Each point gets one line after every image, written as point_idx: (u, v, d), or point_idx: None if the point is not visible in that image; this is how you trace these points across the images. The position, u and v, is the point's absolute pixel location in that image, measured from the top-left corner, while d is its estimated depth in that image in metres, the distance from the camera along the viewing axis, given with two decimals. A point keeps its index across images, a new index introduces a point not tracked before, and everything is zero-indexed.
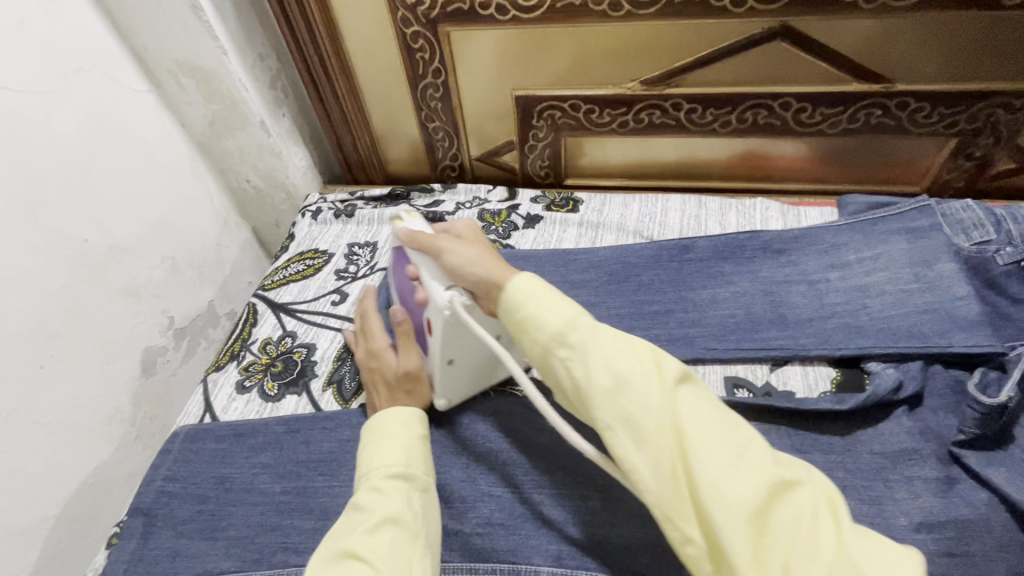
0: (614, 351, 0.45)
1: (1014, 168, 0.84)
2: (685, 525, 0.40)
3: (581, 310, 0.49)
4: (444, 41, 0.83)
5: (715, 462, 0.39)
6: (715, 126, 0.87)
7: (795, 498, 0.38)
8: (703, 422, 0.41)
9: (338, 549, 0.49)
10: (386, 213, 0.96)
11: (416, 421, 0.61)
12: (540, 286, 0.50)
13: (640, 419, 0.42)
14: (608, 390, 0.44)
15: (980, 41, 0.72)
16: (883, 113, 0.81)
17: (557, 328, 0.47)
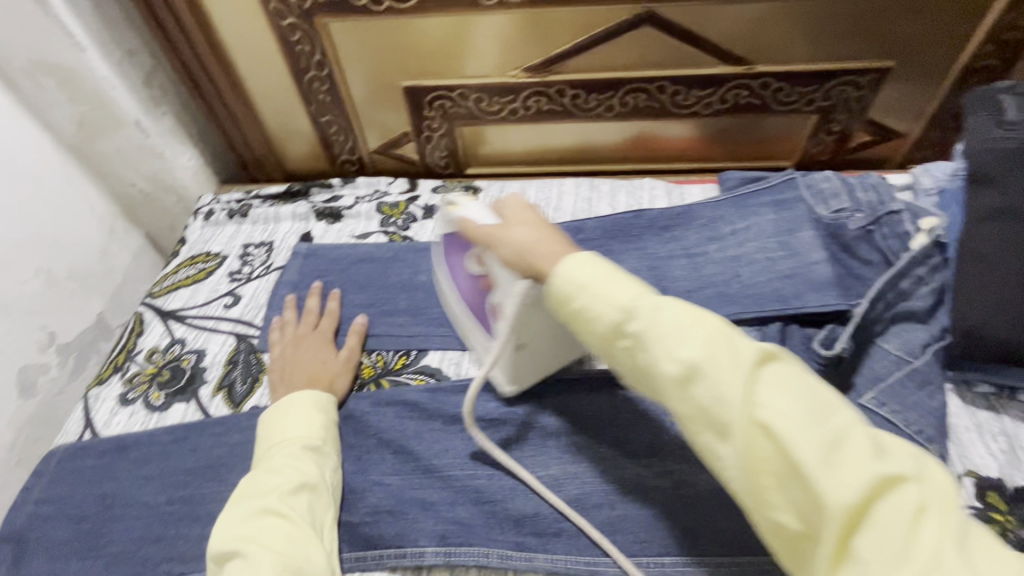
0: (675, 330, 0.42)
1: (868, 140, 0.91)
2: (772, 507, 0.38)
3: (640, 292, 0.45)
4: (322, 33, 0.82)
5: (805, 441, 0.36)
6: (600, 110, 0.90)
7: (897, 478, 0.35)
8: (785, 406, 0.38)
9: (259, 505, 0.52)
10: (282, 210, 0.94)
11: (329, 405, 0.65)
12: (593, 270, 0.46)
13: (710, 407, 0.40)
14: (677, 379, 0.41)
15: (823, 24, 0.77)
16: (749, 93, 0.86)
17: (613, 318, 0.44)
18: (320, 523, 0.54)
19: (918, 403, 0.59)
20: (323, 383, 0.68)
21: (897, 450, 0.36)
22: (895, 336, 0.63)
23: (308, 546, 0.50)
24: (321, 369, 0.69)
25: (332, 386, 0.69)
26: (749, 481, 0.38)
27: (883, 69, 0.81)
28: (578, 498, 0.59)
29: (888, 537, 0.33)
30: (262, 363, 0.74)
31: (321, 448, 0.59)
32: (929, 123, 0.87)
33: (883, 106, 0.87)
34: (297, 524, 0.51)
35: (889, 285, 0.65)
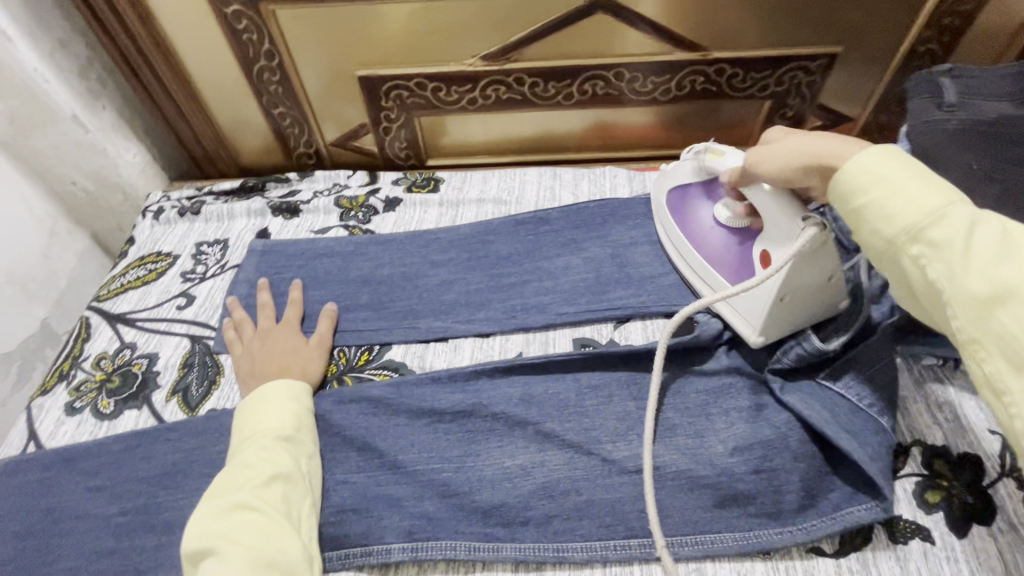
0: (973, 242, 0.40)
1: (820, 125, 0.94)
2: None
3: (931, 198, 0.42)
4: (270, 21, 0.79)
5: (1019, 319, 0.37)
6: (560, 98, 0.89)
7: None
8: None
9: (231, 501, 0.51)
10: (236, 207, 0.91)
11: (303, 393, 0.64)
12: (880, 166, 0.45)
13: (1013, 331, 0.37)
14: (980, 299, 0.39)
15: (773, 10, 0.79)
16: (705, 80, 0.87)
17: (910, 225, 0.42)
18: (298, 513, 0.54)
19: (871, 377, 0.60)
20: (296, 369, 0.67)
21: None
22: None
23: (284, 539, 0.50)
24: (292, 358, 0.68)
25: (305, 373, 0.68)
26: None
27: (831, 54, 0.83)
28: (544, 486, 0.59)
29: None
30: (219, 365, 0.72)
31: (294, 437, 0.58)
32: (876, 108, 0.90)
33: (832, 91, 0.89)
34: (272, 516, 0.51)
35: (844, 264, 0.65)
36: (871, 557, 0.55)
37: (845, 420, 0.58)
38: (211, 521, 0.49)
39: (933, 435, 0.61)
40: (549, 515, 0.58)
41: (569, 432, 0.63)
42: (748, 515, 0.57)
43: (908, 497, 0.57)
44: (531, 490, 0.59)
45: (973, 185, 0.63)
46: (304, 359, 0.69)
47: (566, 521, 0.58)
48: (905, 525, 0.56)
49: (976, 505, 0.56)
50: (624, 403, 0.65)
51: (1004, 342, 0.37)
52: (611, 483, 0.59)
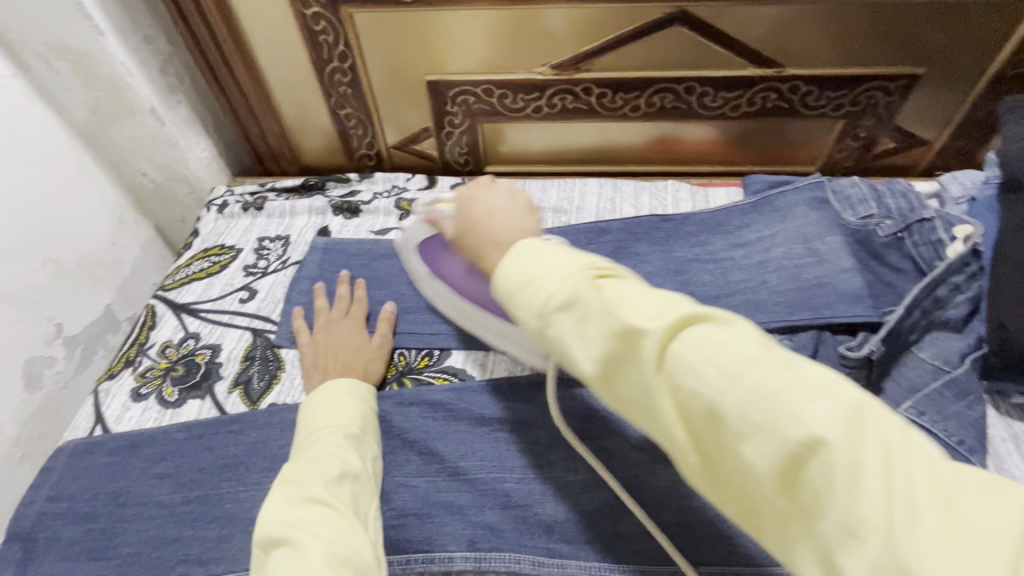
0: (558, 321, 0.41)
1: (893, 147, 0.91)
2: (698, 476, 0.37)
3: (532, 280, 0.42)
4: (347, 22, 0.80)
5: (635, 386, 0.38)
6: (625, 110, 0.89)
7: (715, 396, 0.34)
8: (704, 377, 0.35)
9: (302, 495, 0.48)
10: (299, 205, 0.92)
11: (366, 392, 0.64)
12: (513, 265, 0.44)
13: (634, 394, 0.39)
14: (599, 377, 0.40)
15: (858, 28, 0.77)
16: (777, 97, 0.85)
17: (534, 324, 0.42)
18: (364, 517, 0.51)
19: (955, 411, 0.59)
20: (356, 341, 0.71)
21: (705, 368, 0.35)
22: (931, 344, 0.63)
23: (356, 538, 0.46)
24: (355, 357, 0.69)
25: (366, 375, 0.68)
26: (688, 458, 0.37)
27: (913, 75, 0.81)
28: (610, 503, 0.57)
29: (837, 465, 0.31)
30: (280, 360, 0.72)
31: (359, 436, 0.57)
32: (955, 132, 0.87)
33: (910, 113, 0.86)
34: (344, 514, 0.48)
35: (927, 293, 0.63)
36: None
37: None
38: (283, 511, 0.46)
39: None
40: (615, 534, 0.55)
41: None
42: None
43: None
44: (597, 507, 0.57)
45: None
46: (365, 359, 0.69)
47: (631, 542, 0.55)
48: None
49: None
50: None
51: (641, 408, 0.39)
52: None
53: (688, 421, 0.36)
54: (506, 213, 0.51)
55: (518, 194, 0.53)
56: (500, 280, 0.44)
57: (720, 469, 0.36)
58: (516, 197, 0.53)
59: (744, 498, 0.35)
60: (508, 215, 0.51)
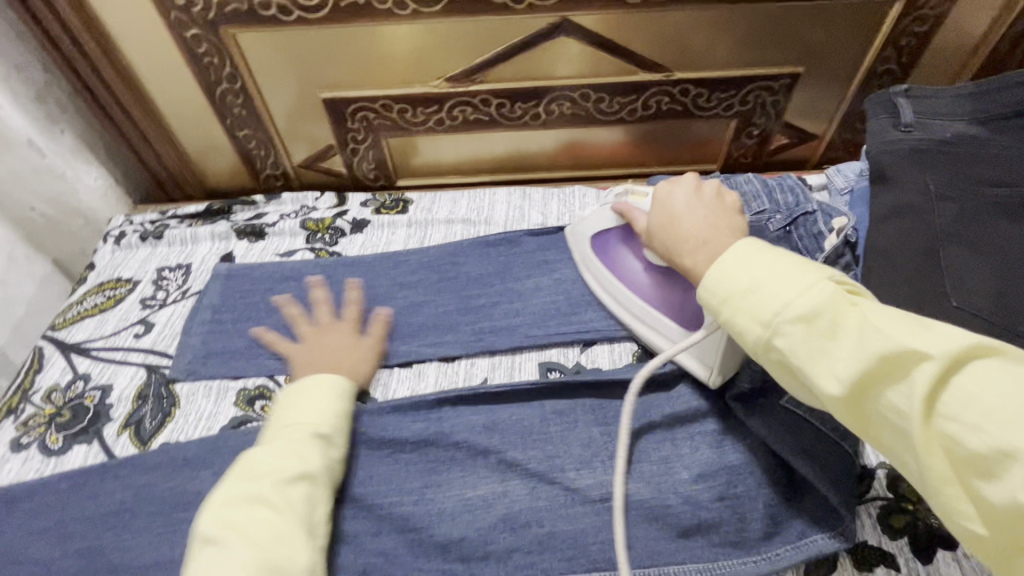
0: (834, 350, 0.39)
1: (787, 142, 0.94)
2: (963, 516, 0.34)
3: (787, 302, 0.41)
4: (229, 43, 0.78)
5: (895, 407, 0.36)
6: (527, 119, 0.89)
7: (989, 430, 0.32)
8: (990, 409, 0.33)
9: (247, 492, 0.49)
10: (200, 231, 0.89)
11: (348, 391, 0.62)
12: (740, 272, 0.44)
13: (893, 416, 0.37)
14: (843, 399, 0.38)
15: (736, 31, 0.79)
16: (670, 100, 0.87)
17: (758, 335, 0.42)
18: (313, 519, 0.51)
19: None
20: (343, 347, 0.69)
21: (993, 399, 0.33)
22: None
23: (292, 543, 0.47)
24: (348, 358, 0.68)
25: (355, 375, 0.67)
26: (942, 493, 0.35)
27: (793, 74, 0.84)
28: (506, 516, 0.58)
29: None
30: (174, 397, 0.70)
31: (332, 438, 0.57)
32: (841, 125, 0.91)
33: (797, 109, 0.90)
34: (284, 518, 0.49)
35: None
36: None
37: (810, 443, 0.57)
38: (227, 512, 0.48)
39: None
40: (511, 548, 0.56)
41: (531, 460, 0.61)
42: (712, 544, 0.56)
43: (872, 523, 0.56)
44: (492, 523, 0.57)
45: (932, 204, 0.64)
46: (356, 359, 0.69)
47: (527, 554, 0.56)
48: (870, 551, 0.55)
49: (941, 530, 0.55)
50: (588, 428, 0.64)
51: (897, 434, 0.37)
52: (575, 512, 0.58)
53: (956, 455, 0.34)
54: (699, 205, 0.54)
55: (701, 185, 0.56)
56: (708, 276, 0.46)
57: (976, 501, 0.33)
58: (704, 188, 0.56)
59: (1011, 539, 0.32)
60: (698, 207, 0.54)
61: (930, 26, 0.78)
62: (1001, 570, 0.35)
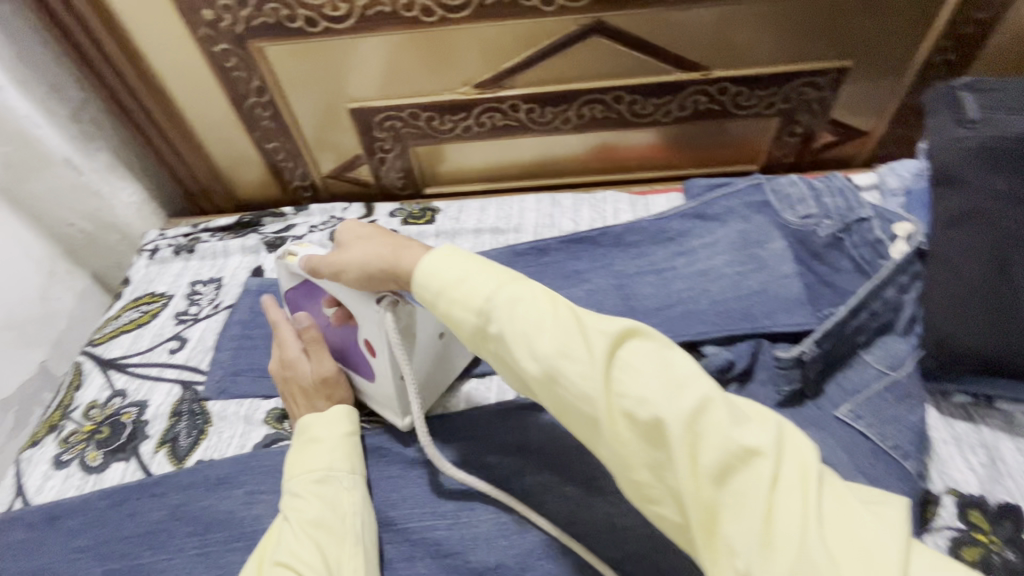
0: (541, 329, 0.40)
1: (833, 140, 0.89)
2: (656, 498, 0.37)
3: (498, 287, 0.42)
4: (257, 57, 0.78)
5: (577, 386, 0.38)
6: (557, 123, 0.86)
7: (659, 406, 0.36)
8: (647, 390, 0.36)
9: (271, 559, 0.50)
10: (231, 244, 0.89)
11: (343, 418, 0.61)
12: (451, 263, 0.44)
13: (577, 399, 0.38)
14: (542, 380, 0.39)
15: (779, 26, 0.75)
16: (708, 100, 0.83)
17: (472, 322, 0.42)
18: (339, 564, 0.50)
19: (895, 416, 0.57)
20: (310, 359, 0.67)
21: (668, 372, 0.37)
22: (879, 348, 0.62)
23: None
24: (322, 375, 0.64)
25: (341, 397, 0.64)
26: (636, 474, 0.37)
27: (841, 68, 0.79)
28: (546, 543, 0.55)
29: (749, 479, 0.33)
30: (208, 414, 0.70)
31: (325, 476, 0.56)
32: (893, 120, 0.85)
33: (843, 105, 0.84)
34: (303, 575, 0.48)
35: (875, 293, 0.62)
36: None
37: (863, 464, 0.54)
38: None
39: (967, 483, 0.57)
40: None
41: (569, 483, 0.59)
42: None
43: None
44: (528, 549, 0.55)
45: (1004, 207, 0.59)
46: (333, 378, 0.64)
47: None
48: None
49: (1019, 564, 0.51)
50: None
51: (590, 418, 0.38)
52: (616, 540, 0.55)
53: (642, 435, 0.36)
54: (369, 242, 0.51)
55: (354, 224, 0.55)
56: (427, 269, 0.45)
57: (661, 480, 0.36)
58: (352, 226, 0.54)
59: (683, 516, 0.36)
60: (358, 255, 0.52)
61: (996, 11, 0.72)
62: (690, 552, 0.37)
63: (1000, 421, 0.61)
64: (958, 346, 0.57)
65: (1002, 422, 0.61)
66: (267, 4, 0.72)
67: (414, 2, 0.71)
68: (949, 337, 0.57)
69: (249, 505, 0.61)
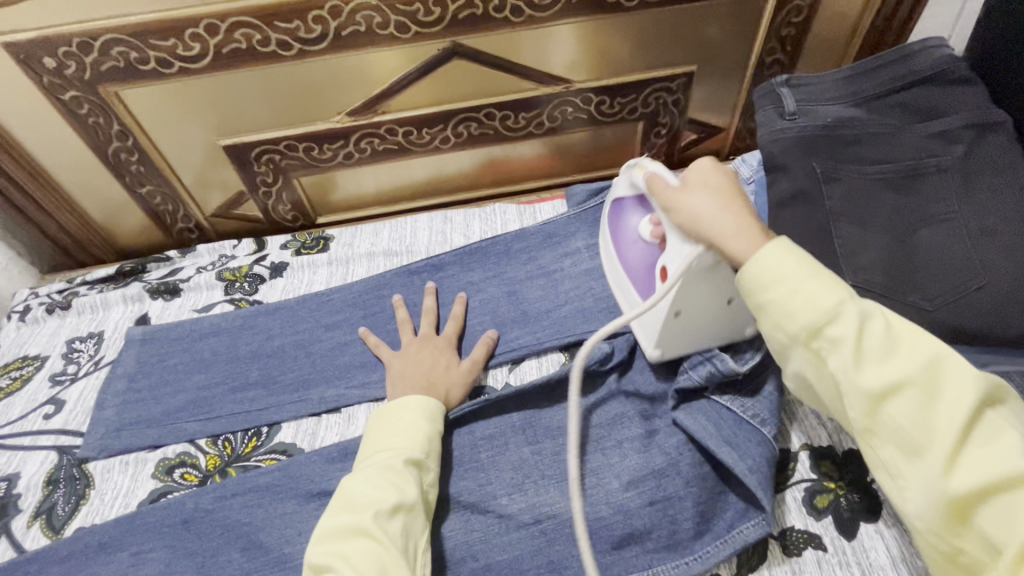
0: (892, 354, 0.39)
1: (696, 137, 0.96)
2: (957, 543, 0.36)
3: (849, 300, 0.41)
4: (113, 102, 0.76)
5: (908, 413, 0.37)
6: (437, 143, 0.89)
7: (987, 456, 0.35)
8: (1013, 447, 0.35)
9: (351, 525, 0.48)
10: (111, 295, 0.85)
11: (434, 412, 0.61)
12: (773, 262, 0.43)
13: (917, 429, 0.37)
14: (873, 395, 0.38)
15: (624, 39, 0.81)
16: (575, 110, 0.88)
17: (806, 324, 0.41)
18: (411, 547, 0.50)
19: (751, 386, 0.61)
20: (443, 363, 0.69)
21: (984, 420, 0.36)
22: None
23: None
24: (441, 373, 0.67)
25: (448, 393, 0.66)
26: (925, 515, 0.37)
27: (688, 73, 0.86)
28: (441, 554, 0.56)
29: None
30: (88, 477, 0.66)
31: (422, 462, 0.55)
32: (743, 115, 0.94)
33: (698, 105, 0.92)
34: (390, 547, 0.47)
35: None
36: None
37: (729, 434, 0.58)
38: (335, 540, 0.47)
39: (818, 437, 0.61)
40: None
41: (464, 492, 0.60)
42: (647, 551, 0.56)
43: (797, 506, 0.58)
44: None
45: (821, 187, 0.66)
46: (453, 377, 0.67)
47: None
48: (797, 536, 0.56)
49: (861, 502, 0.57)
50: (520, 451, 0.63)
51: (895, 437, 0.38)
52: (509, 540, 0.57)
53: (915, 451, 0.37)
54: (710, 194, 0.49)
55: (710, 167, 0.51)
56: (759, 263, 0.43)
57: (958, 521, 0.36)
58: (723, 171, 0.51)
59: (964, 559, 0.36)
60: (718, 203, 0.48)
61: (806, 15, 0.82)
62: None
63: None
64: None
65: None
66: (114, 48, 0.71)
67: (268, 37, 0.72)
68: None
69: (133, 566, 0.58)
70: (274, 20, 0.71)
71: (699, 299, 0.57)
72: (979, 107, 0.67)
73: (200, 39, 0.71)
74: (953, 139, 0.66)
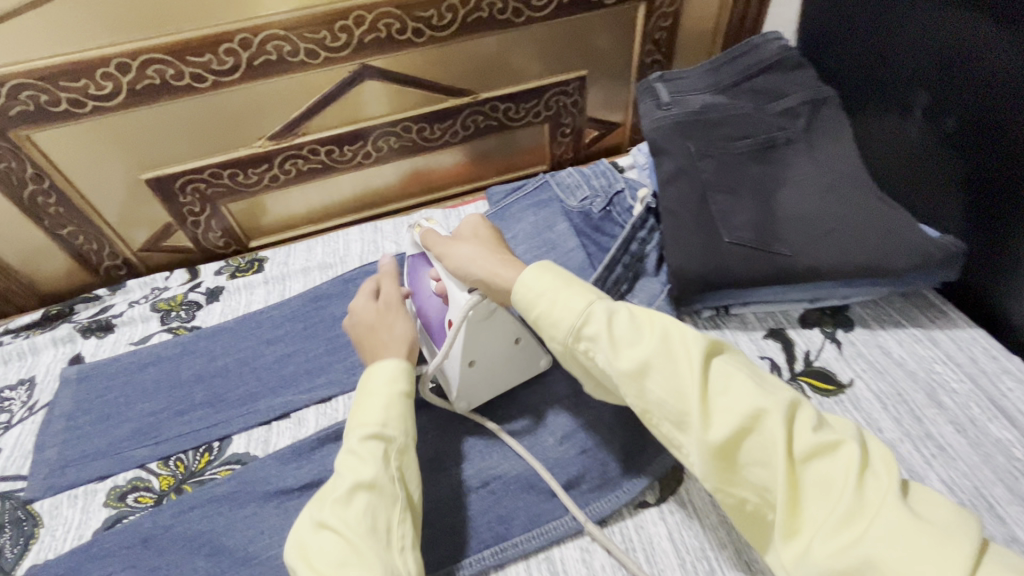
0: (635, 340, 0.50)
1: (598, 134, 1.07)
2: (735, 486, 0.45)
3: (596, 299, 0.53)
4: (25, 146, 0.76)
5: (660, 387, 0.48)
6: (359, 159, 0.94)
7: (724, 404, 0.45)
8: (738, 393, 0.45)
9: (317, 520, 0.50)
10: (39, 340, 0.84)
11: (399, 376, 0.58)
12: (538, 282, 0.55)
13: (672, 398, 0.47)
14: (633, 378, 0.49)
15: (519, 51, 0.91)
16: (485, 118, 0.96)
17: (570, 325, 0.52)
18: (382, 525, 0.49)
19: None
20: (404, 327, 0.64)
21: (724, 377, 0.47)
22: (641, 291, 0.78)
23: (354, 565, 0.45)
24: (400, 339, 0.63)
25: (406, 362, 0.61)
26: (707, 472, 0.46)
27: (580, 77, 0.97)
28: None
29: (829, 469, 0.41)
30: (35, 517, 0.66)
31: (383, 438, 0.54)
32: (635, 111, 1.06)
33: (595, 105, 1.03)
34: (348, 535, 0.47)
35: (624, 250, 0.78)
36: (689, 495, 0.62)
37: None
38: (304, 537, 0.49)
39: None
40: None
41: None
42: (584, 493, 0.62)
43: None
44: None
45: (696, 164, 0.77)
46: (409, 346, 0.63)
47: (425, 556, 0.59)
48: None
49: None
50: (464, 426, 0.69)
51: (666, 407, 0.48)
52: (460, 504, 0.62)
53: (679, 418, 0.47)
54: (478, 243, 0.65)
55: (478, 226, 0.69)
56: (527, 278, 0.55)
57: (727, 470, 0.45)
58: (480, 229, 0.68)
59: (747, 500, 0.45)
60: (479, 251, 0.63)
61: (673, 20, 0.94)
62: (752, 527, 0.46)
63: (737, 323, 0.78)
64: (686, 275, 0.72)
65: (739, 324, 0.78)
66: (22, 93, 0.72)
67: (181, 72, 0.76)
68: (681, 269, 0.72)
69: None
70: (185, 55, 0.74)
71: (493, 342, 0.65)
72: (812, 86, 0.81)
73: (112, 77, 0.74)
74: (795, 115, 0.79)
